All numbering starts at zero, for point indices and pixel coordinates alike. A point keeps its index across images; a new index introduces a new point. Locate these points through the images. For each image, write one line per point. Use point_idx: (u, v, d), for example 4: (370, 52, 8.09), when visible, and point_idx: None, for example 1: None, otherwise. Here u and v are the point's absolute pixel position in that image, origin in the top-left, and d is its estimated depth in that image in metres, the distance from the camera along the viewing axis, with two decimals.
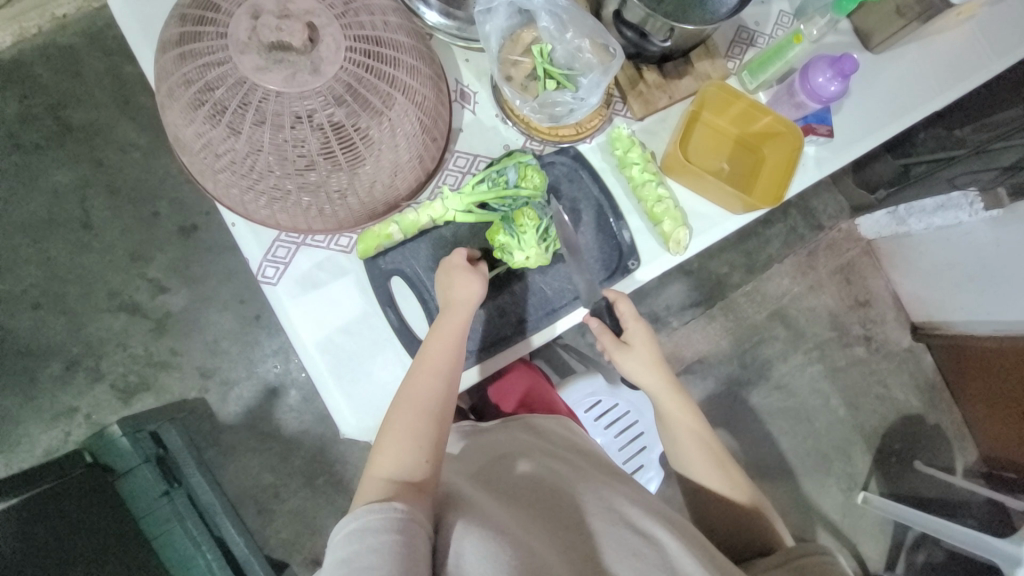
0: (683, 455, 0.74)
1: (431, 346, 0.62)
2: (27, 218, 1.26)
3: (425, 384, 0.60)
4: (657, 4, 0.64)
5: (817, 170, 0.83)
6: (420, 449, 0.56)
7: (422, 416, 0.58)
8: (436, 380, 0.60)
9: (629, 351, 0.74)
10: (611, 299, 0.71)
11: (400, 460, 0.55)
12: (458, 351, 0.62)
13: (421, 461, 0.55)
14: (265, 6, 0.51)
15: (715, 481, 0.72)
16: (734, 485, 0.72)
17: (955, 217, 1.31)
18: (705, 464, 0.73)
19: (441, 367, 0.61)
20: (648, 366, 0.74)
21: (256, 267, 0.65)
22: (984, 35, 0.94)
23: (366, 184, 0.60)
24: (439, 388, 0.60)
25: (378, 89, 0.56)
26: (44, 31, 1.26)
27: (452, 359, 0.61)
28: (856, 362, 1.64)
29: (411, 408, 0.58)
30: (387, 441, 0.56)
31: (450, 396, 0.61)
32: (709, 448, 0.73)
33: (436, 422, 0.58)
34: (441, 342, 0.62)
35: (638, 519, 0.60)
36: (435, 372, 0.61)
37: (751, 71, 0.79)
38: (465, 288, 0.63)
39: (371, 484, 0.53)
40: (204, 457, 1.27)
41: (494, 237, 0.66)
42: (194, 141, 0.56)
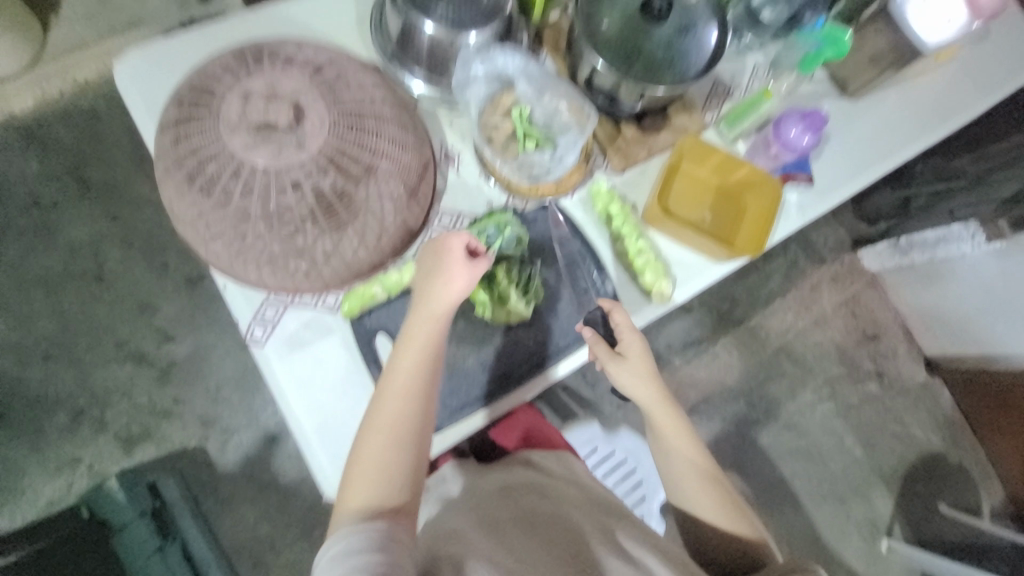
0: (680, 483, 0.71)
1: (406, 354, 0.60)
2: (43, 272, 1.32)
3: (398, 402, 0.59)
4: (627, 66, 0.67)
5: (800, 217, 0.83)
6: (398, 467, 0.58)
7: (402, 426, 0.58)
8: (406, 404, 0.59)
9: (624, 363, 0.70)
10: (606, 308, 0.70)
11: (379, 475, 0.57)
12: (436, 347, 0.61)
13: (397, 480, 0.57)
14: (254, 89, 0.56)
15: (712, 507, 0.70)
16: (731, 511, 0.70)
17: (957, 250, 1.28)
18: (698, 486, 0.70)
19: (419, 372, 0.59)
20: (642, 376, 0.71)
21: (244, 328, 0.66)
22: (960, 80, 0.95)
23: (349, 249, 0.61)
24: (414, 392, 0.59)
25: (360, 158, 0.60)
26: (67, 95, 1.35)
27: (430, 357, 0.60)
28: (870, 400, 1.59)
29: (383, 428, 0.58)
30: (364, 460, 0.57)
31: (425, 408, 0.60)
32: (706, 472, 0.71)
33: (413, 438, 0.59)
34: (415, 352, 0.60)
35: (634, 549, 0.62)
36: (413, 377, 0.59)
37: (728, 123, 0.81)
38: (441, 291, 0.60)
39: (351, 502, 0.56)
40: (201, 508, 1.26)
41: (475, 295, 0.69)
42: (186, 211, 0.59)
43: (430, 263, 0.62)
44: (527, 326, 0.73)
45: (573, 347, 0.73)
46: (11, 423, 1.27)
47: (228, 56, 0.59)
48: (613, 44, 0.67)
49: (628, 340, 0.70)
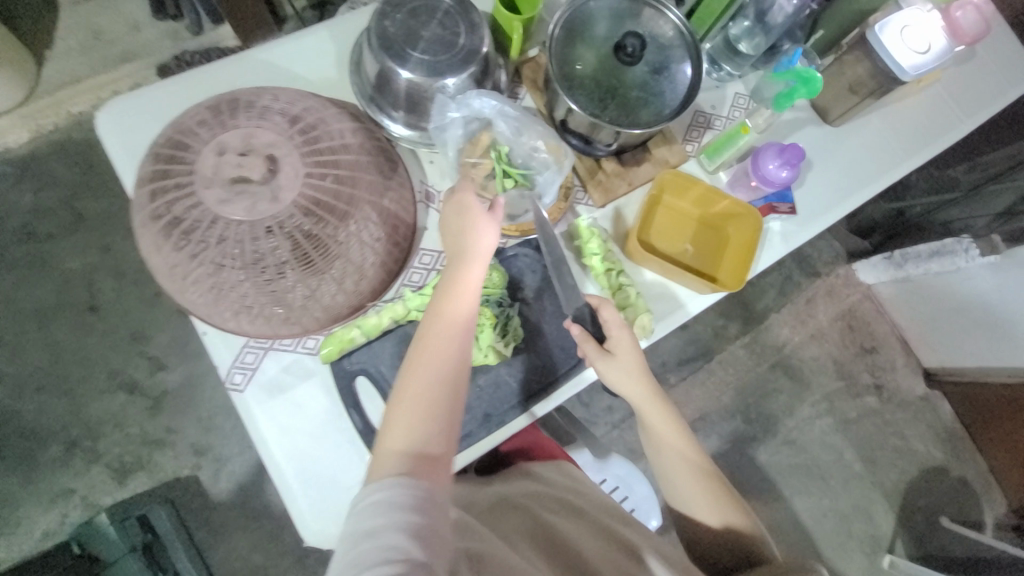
0: (670, 476, 0.70)
1: (446, 301, 0.58)
2: (37, 303, 1.33)
3: (438, 350, 0.57)
4: (602, 109, 0.68)
5: (784, 245, 0.83)
6: (436, 415, 0.55)
7: (438, 384, 0.56)
8: (444, 360, 0.56)
9: (613, 360, 0.67)
10: (594, 304, 0.68)
11: (414, 431, 0.54)
12: (473, 306, 0.59)
13: (436, 427, 0.54)
14: (229, 143, 0.56)
15: (705, 505, 0.68)
16: (726, 507, 0.68)
17: (952, 263, 1.27)
18: (691, 481, 0.69)
19: (455, 329, 0.57)
20: (632, 375, 0.68)
21: (224, 374, 0.66)
22: (944, 102, 0.96)
23: (326, 296, 0.62)
24: (451, 352, 0.57)
25: (336, 207, 0.60)
26: (61, 127, 1.37)
27: (467, 316, 0.59)
28: (868, 414, 1.57)
29: (422, 377, 0.56)
30: (402, 408, 0.54)
31: (464, 358, 0.58)
32: (701, 470, 0.69)
33: (452, 388, 0.56)
34: (455, 300, 0.58)
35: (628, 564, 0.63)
36: (450, 334, 0.57)
37: (708, 155, 0.81)
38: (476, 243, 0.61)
39: (387, 451, 0.53)
40: (194, 538, 1.26)
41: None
42: (163, 262, 0.60)
43: (457, 218, 0.63)
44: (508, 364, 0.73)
45: (556, 384, 0.73)
46: (5, 455, 1.27)
47: (203, 108, 0.60)
48: (589, 86, 0.68)
49: (618, 338, 0.67)
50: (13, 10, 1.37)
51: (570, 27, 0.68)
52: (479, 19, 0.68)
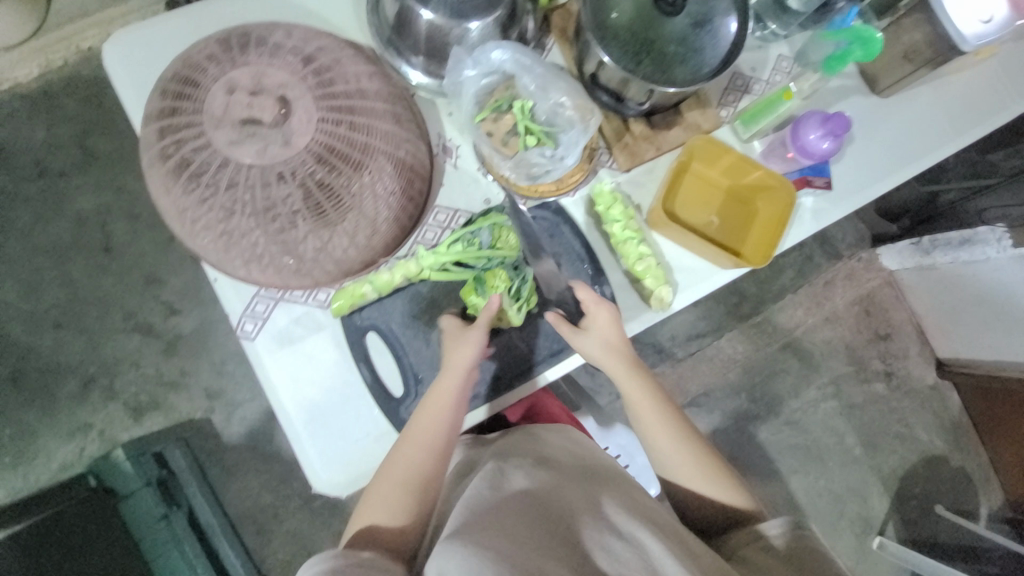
0: (652, 439, 0.67)
1: (428, 404, 0.61)
2: (51, 241, 1.33)
3: (415, 449, 0.59)
4: (635, 64, 0.63)
5: (813, 223, 0.79)
6: (403, 508, 0.56)
7: (412, 481, 0.57)
8: (426, 450, 0.59)
9: (587, 336, 0.67)
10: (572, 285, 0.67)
11: (382, 519, 0.55)
12: (456, 410, 0.61)
13: (403, 518, 0.55)
14: (239, 82, 0.53)
15: (691, 471, 0.65)
16: (714, 477, 0.65)
17: (981, 253, 1.22)
18: (679, 446, 0.66)
19: (436, 429, 0.60)
20: (610, 348, 0.67)
21: (235, 322, 0.66)
22: (1001, 78, 0.88)
23: (337, 248, 0.60)
24: (428, 453, 0.59)
25: (350, 156, 0.57)
26: (70, 62, 1.34)
27: (449, 418, 0.61)
28: (874, 400, 1.56)
29: (396, 476, 0.58)
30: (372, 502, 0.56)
31: (440, 459, 0.59)
32: (688, 438, 0.67)
33: (421, 489, 0.57)
34: (436, 403, 0.61)
35: (622, 522, 0.55)
36: (432, 434, 0.60)
37: (743, 122, 0.76)
38: (461, 353, 0.62)
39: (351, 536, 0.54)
40: (207, 475, 1.32)
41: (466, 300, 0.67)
42: (173, 205, 0.58)
43: (452, 335, 0.64)
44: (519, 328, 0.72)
45: (566, 352, 0.72)
46: (25, 388, 1.32)
47: (213, 42, 0.56)
48: (623, 37, 0.63)
49: (596, 316, 0.66)
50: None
51: None
52: None
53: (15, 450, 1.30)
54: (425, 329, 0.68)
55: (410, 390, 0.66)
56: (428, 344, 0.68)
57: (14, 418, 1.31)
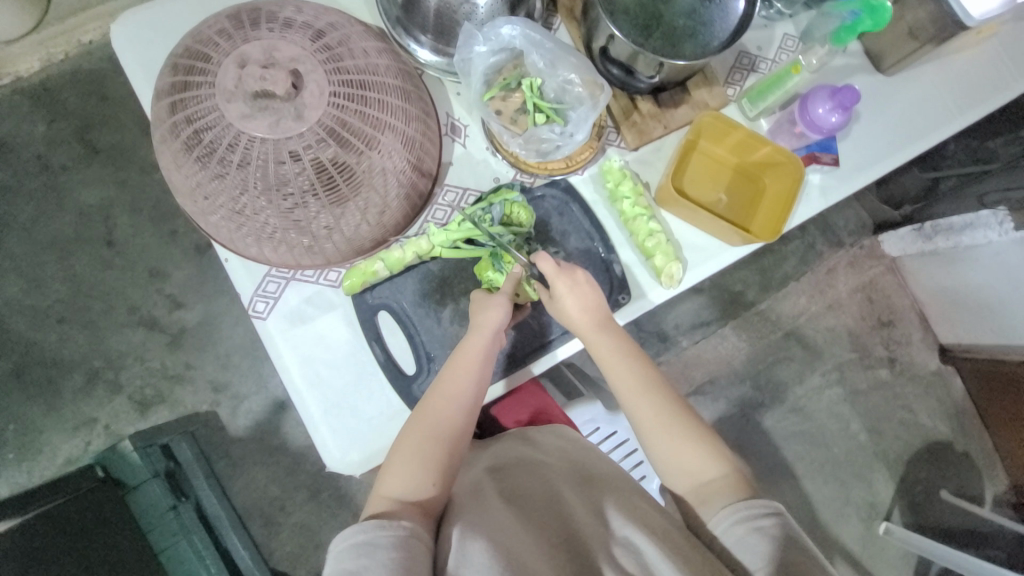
0: (634, 409, 0.67)
1: (454, 370, 0.63)
2: (54, 236, 1.33)
3: (442, 413, 0.61)
4: (645, 38, 0.63)
5: (821, 201, 0.80)
6: (430, 471, 0.60)
7: (438, 445, 0.60)
8: (454, 410, 0.62)
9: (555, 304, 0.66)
10: (533, 258, 0.64)
11: (407, 483, 0.59)
12: (481, 376, 0.63)
13: (431, 485, 0.59)
14: (251, 56, 0.53)
15: (661, 432, 0.66)
16: (688, 439, 0.66)
17: (983, 237, 1.23)
18: (662, 418, 0.66)
19: (461, 397, 0.62)
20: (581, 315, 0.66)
21: (246, 301, 0.65)
22: (1003, 56, 0.89)
23: (349, 225, 0.61)
24: (454, 416, 0.62)
25: (361, 131, 0.57)
26: (71, 56, 1.33)
27: (474, 385, 0.62)
28: (879, 386, 1.57)
29: (425, 434, 0.61)
30: (401, 460, 0.60)
31: (466, 424, 0.63)
32: (657, 396, 0.67)
33: (447, 450, 0.61)
34: (461, 369, 0.62)
35: (617, 525, 0.60)
36: (456, 402, 0.62)
37: (750, 99, 0.77)
38: (489, 316, 0.63)
39: (380, 501, 0.58)
40: (214, 469, 1.32)
41: (485, 276, 0.66)
42: (185, 182, 0.58)
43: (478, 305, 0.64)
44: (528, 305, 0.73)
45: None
46: (29, 383, 1.31)
47: (224, 18, 0.56)
48: (632, 12, 0.63)
49: (559, 286, 0.65)
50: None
51: None
52: None
53: (20, 445, 1.29)
54: (436, 308, 0.68)
55: (423, 367, 0.67)
56: (440, 323, 0.68)
57: (18, 413, 1.30)
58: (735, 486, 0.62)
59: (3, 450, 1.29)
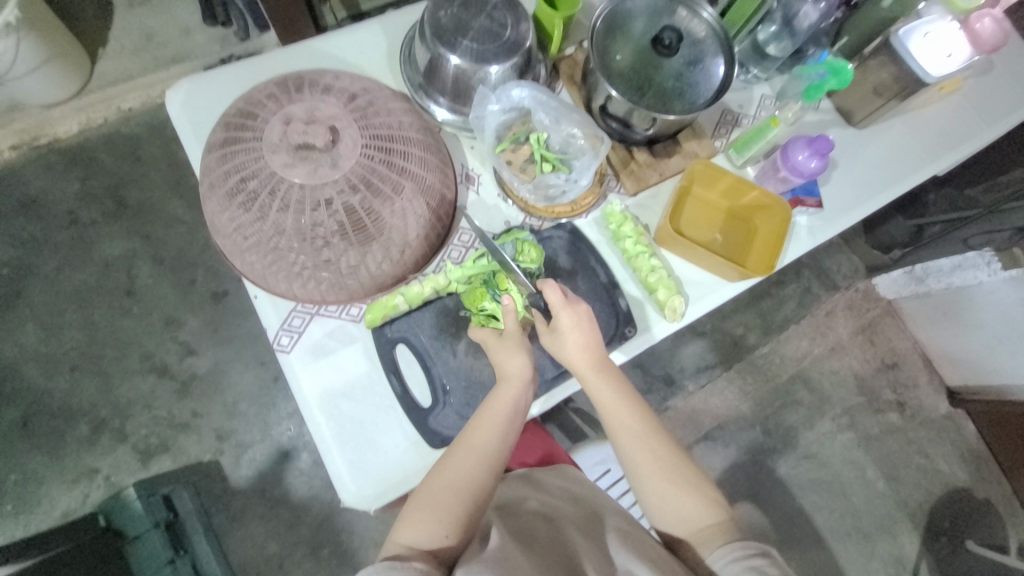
0: (627, 452, 0.68)
1: (481, 421, 0.64)
2: (77, 285, 1.38)
3: (466, 464, 0.62)
4: (639, 97, 0.72)
5: (810, 239, 0.85)
6: (446, 522, 0.60)
7: (459, 494, 0.61)
8: (477, 460, 0.62)
9: (556, 338, 0.67)
10: (537, 285, 0.65)
11: (425, 531, 0.59)
12: (504, 427, 0.63)
13: (449, 533, 0.59)
14: (295, 114, 0.60)
15: (657, 477, 0.67)
16: (682, 484, 0.66)
17: (974, 277, 1.30)
18: (653, 460, 0.67)
19: (483, 446, 0.63)
20: (581, 348, 0.67)
21: (272, 336, 0.69)
22: (962, 112, 0.98)
23: (374, 262, 0.65)
24: (476, 466, 0.62)
25: (388, 178, 0.64)
26: (110, 121, 1.46)
27: (496, 438, 0.63)
28: (891, 431, 1.55)
29: (446, 483, 0.61)
30: (421, 507, 0.60)
31: (489, 477, 0.63)
32: (653, 439, 0.68)
33: (467, 503, 0.61)
34: (490, 423, 0.63)
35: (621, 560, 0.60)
36: (478, 451, 0.63)
37: (736, 150, 0.85)
38: (515, 363, 0.64)
39: (395, 544, 0.59)
40: (213, 523, 1.29)
41: (481, 305, 0.68)
42: (227, 224, 0.63)
43: (496, 344, 0.66)
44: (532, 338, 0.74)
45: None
46: (34, 432, 1.31)
47: (272, 84, 0.64)
48: (626, 75, 0.72)
49: (563, 317, 0.66)
50: (68, 7, 1.47)
51: (610, 22, 0.73)
52: (524, 13, 0.72)
53: (19, 497, 1.27)
54: (452, 341, 0.70)
55: (439, 399, 0.68)
56: (456, 356, 0.70)
57: (21, 464, 1.29)
58: (725, 529, 0.63)
59: (2, 501, 1.27)
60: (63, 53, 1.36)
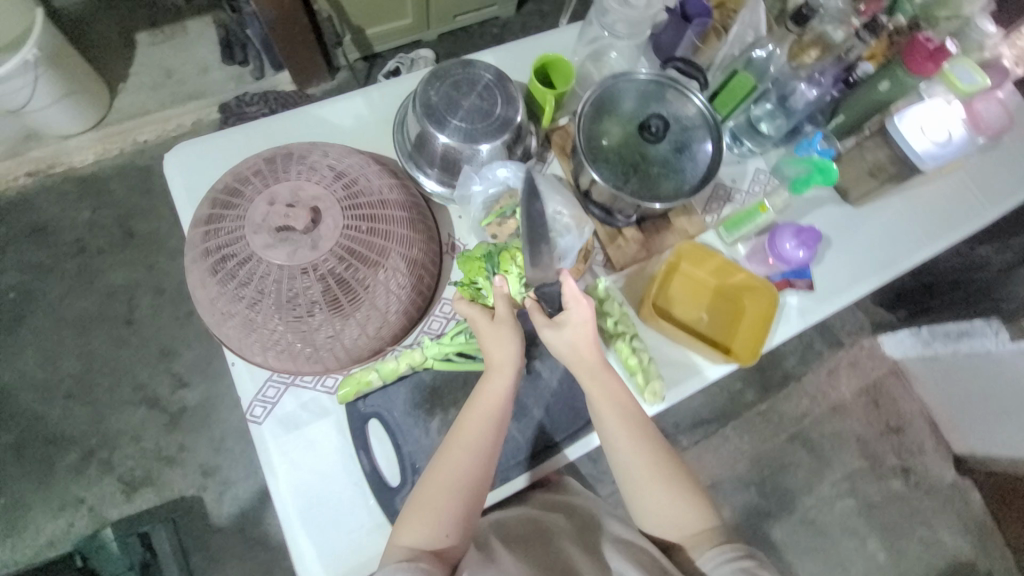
0: (619, 453, 0.65)
1: (469, 417, 0.62)
2: (79, 313, 1.41)
3: (460, 462, 0.60)
4: (624, 181, 0.72)
5: (800, 321, 0.84)
6: (448, 521, 0.59)
7: (456, 492, 0.60)
8: (471, 453, 0.61)
9: (561, 330, 0.64)
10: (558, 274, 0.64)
11: (424, 532, 0.58)
12: (497, 418, 0.62)
13: (448, 531, 0.59)
14: (280, 195, 0.62)
15: (647, 485, 0.64)
16: (673, 490, 0.64)
17: (981, 345, 1.27)
18: (647, 463, 0.64)
19: (476, 440, 0.61)
20: (586, 337, 0.64)
21: (246, 406, 0.69)
22: (964, 190, 0.97)
23: (351, 336, 0.65)
24: (470, 463, 0.60)
25: (368, 258, 0.64)
26: (125, 151, 1.51)
27: (490, 430, 0.61)
28: (894, 499, 1.48)
29: (443, 481, 0.60)
30: (418, 506, 0.59)
31: (485, 474, 0.61)
32: (650, 443, 0.65)
33: (466, 502, 0.60)
34: (479, 416, 0.62)
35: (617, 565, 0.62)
36: (472, 444, 0.61)
37: (726, 228, 0.84)
38: (502, 352, 0.63)
39: (396, 545, 0.58)
40: (190, 562, 1.27)
41: (476, 280, 0.70)
42: (206, 297, 0.64)
43: (489, 334, 0.64)
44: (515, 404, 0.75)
45: (574, 437, 0.75)
46: (25, 457, 1.32)
47: (261, 160, 0.66)
48: (613, 160, 0.72)
49: (573, 313, 0.63)
50: (94, 43, 1.53)
51: (598, 105, 0.74)
52: (515, 93, 0.73)
53: (3, 524, 1.28)
54: (425, 418, 0.69)
55: (407, 479, 0.67)
56: (427, 434, 0.69)
57: (10, 489, 1.30)
58: (715, 530, 0.63)
59: None
60: (83, 88, 1.42)
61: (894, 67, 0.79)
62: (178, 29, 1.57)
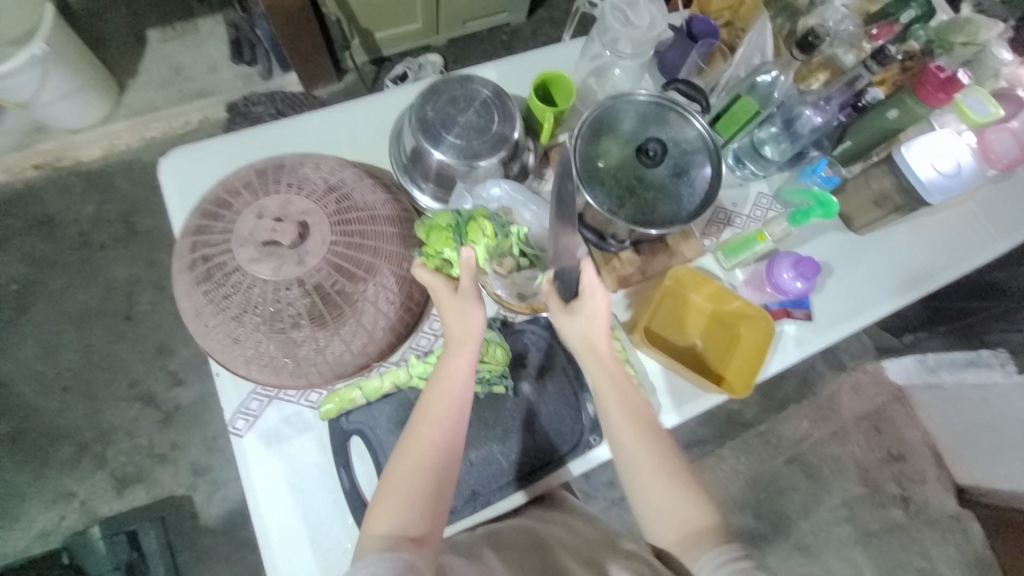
0: (619, 436, 0.64)
1: (433, 400, 0.60)
2: (79, 306, 1.42)
3: (427, 442, 0.58)
4: (620, 204, 0.70)
5: (797, 351, 0.82)
6: (420, 504, 0.57)
7: (425, 474, 0.58)
8: (435, 431, 0.59)
9: (575, 313, 0.65)
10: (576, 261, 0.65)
11: (396, 518, 0.56)
12: (461, 391, 0.61)
13: (422, 514, 0.57)
14: (268, 208, 0.62)
15: (647, 472, 0.62)
16: (674, 483, 0.61)
17: (988, 376, 1.25)
18: (647, 450, 0.62)
19: (440, 416, 0.60)
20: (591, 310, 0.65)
21: (228, 418, 0.68)
22: (973, 220, 0.94)
23: (335, 352, 0.64)
24: (436, 441, 0.59)
25: (355, 274, 0.63)
26: (132, 147, 1.53)
27: (454, 404, 0.60)
28: (894, 529, 1.42)
29: (411, 463, 0.58)
30: (389, 493, 0.57)
31: (453, 450, 0.60)
32: (652, 433, 0.63)
33: (437, 482, 0.58)
34: (441, 393, 0.60)
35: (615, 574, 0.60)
36: (438, 422, 0.59)
37: (725, 253, 0.83)
38: (459, 321, 0.63)
39: (371, 537, 0.56)
40: (177, 561, 1.28)
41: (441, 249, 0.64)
42: (191, 309, 0.64)
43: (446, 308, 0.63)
44: (502, 425, 0.74)
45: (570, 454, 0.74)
46: (19, 448, 1.33)
47: (252, 171, 0.66)
48: (608, 182, 0.70)
49: (590, 299, 0.64)
50: (105, 39, 1.55)
51: (596, 125, 0.72)
52: (513, 110, 0.72)
53: None
54: None
55: None
56: None
57: (4, 480, 1.31)
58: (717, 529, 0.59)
59: None
60: (93, 83, 1.43)
61: (905, 97, 0.78)
62: (189, 28, 1.58)
